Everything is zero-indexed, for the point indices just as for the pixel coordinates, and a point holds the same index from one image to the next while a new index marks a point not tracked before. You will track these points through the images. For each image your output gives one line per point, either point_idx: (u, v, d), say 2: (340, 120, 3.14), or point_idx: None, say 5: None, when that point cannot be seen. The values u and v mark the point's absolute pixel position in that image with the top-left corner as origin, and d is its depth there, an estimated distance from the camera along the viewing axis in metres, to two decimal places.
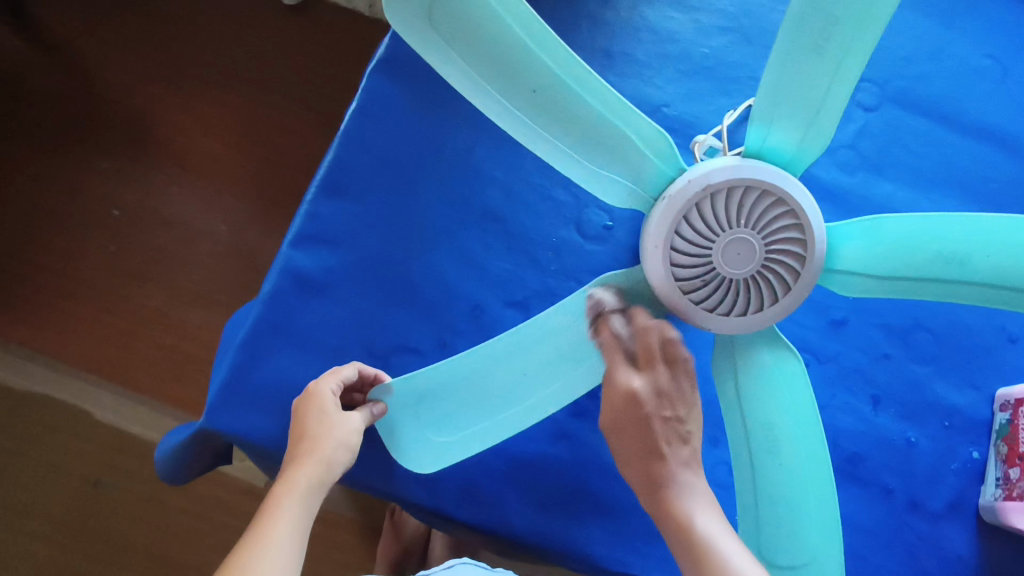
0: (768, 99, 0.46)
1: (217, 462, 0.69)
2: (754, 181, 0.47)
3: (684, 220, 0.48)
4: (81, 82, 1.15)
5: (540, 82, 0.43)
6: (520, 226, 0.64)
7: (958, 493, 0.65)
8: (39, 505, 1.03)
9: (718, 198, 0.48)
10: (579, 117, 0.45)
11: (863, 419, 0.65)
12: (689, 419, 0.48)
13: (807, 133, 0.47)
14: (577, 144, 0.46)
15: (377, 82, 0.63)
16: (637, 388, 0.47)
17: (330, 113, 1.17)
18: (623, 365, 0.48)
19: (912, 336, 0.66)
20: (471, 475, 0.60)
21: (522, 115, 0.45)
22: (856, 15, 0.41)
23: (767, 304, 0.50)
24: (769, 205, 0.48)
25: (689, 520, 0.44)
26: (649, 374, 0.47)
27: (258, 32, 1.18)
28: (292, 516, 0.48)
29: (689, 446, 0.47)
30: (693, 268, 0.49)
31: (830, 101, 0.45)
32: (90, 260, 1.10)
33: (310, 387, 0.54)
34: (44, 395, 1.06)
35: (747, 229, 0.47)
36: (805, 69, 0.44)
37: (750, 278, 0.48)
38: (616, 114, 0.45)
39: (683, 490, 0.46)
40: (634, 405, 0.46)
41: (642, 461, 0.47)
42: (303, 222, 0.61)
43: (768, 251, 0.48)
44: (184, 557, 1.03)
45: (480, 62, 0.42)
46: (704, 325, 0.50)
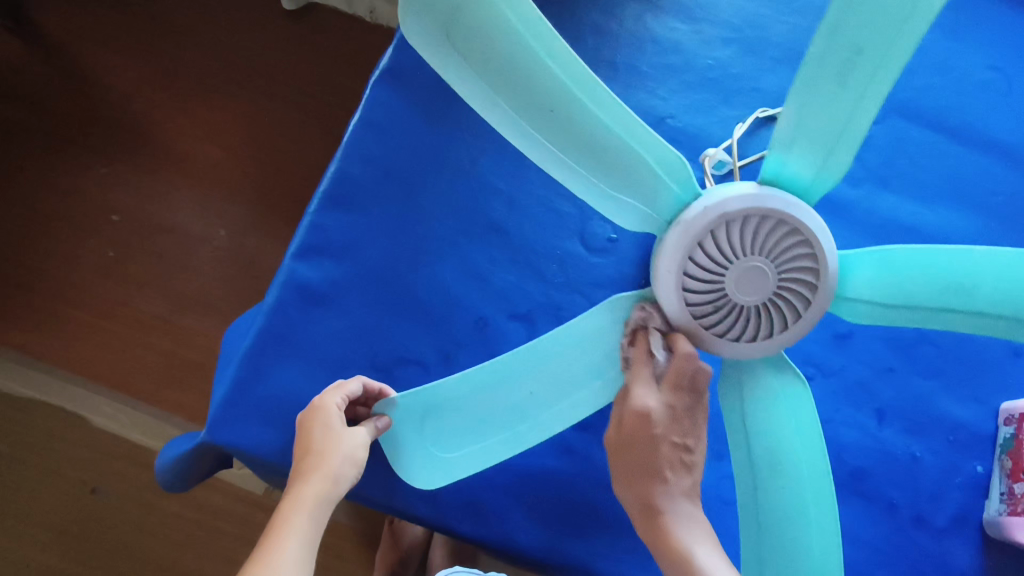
0: (788, 128, 0.46)
1: (216, 469, 0.69)
2: (770, 210, 0.46)
3: (698, 246, 0.48)
4: (80, 87, 1.14)
5: (558, 103, 0.43)
6: (524, 238, 0.64)
7: (963, 508, 0.65)
8: (36, 513, 1.03)
9: (734, 226, 0.47)
10: (595, 138, 0.45)
11: (868, 433, 0.65)
12: (695, 449, 0.50)
13: (826, 161, 0.47)
14: (592, 165, 0.46)
15: (382, 93, 0.62)
16: (654, 410, 0.48)
17: (331, 118, 1.16)
18: (646, 385, 0.49)
19: (917, 350, 0.66)
20: (474, 491, 0.59)
21: (538, 135, 0.45)
22: (879, 46, 0.41)
23: (777, 331, 0.49)
24: (785, 234, 0.47)
25: (686, 549, 0.47)
26: (667, 397, 0.49)
27: (258, 37, 1.18)
28: (300, 533, 0.48)
29: (689, 475, 0.50)
30: (705, 293, 0.48)
31: (849, 131, 0.45)
32: (88, 265, 1.09)
33: (314, 403, 0.54)
34: (42, 402, 1.05)
35: (762, 257, 0.47)
36: (826, 101, 0.44)
37: (762, 305, 0.48)
38: (634, 138, 0.45)
39: (680, 517, 0.48)
40: (646, 426, 0.48)
41: (644, 481, 0.49)
42: (306, 233, 0.60)
43: (782, 279, 0.47)
44: (182, 566, 1.03)
45: (498, 81, 0.42)
46: (713, 349, 0.50)
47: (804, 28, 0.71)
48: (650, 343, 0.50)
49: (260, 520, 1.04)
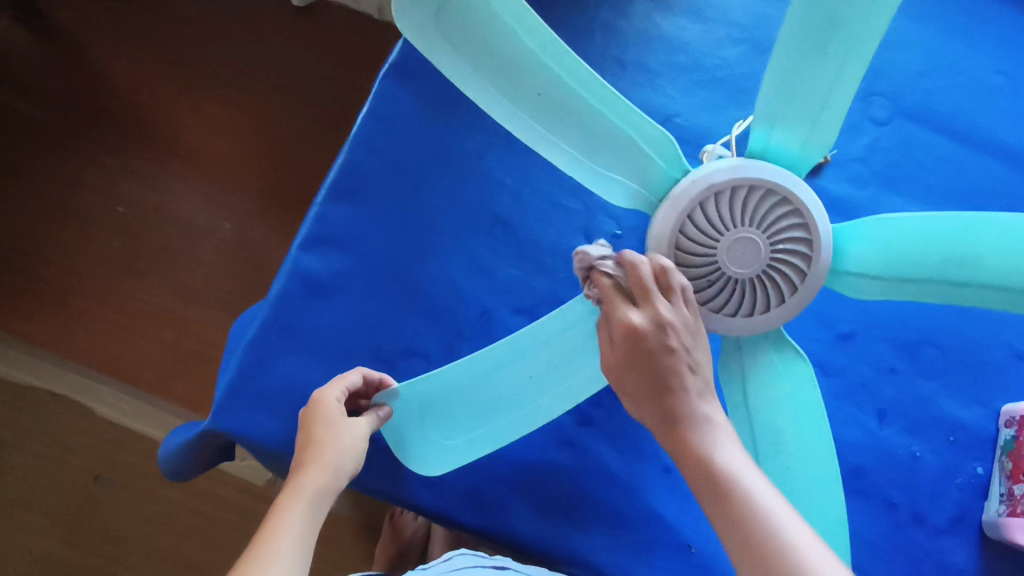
0: (771, 99, 0.46)
1: (220, 459, 0.69)
2: (757, 180, 0.47)
3: (688, 220, 0.48)
4: (89, 77, 1.15)
5: (544, 86, 0.43)
6: (529, 232, 0.64)
7: (961, 509, 0.65)
8: (38, 500, 1.03)
9: (722, 197, 0.47)
10: (585, 122, 0.45)
11: (869, 432, 0.65)
12: (697, 349, 0.44)
13: (811, 135, 0.47)
14: (583, 149, 0.47)
15: (389, 86, 0.63)
16: (637, 324, 0.43)
17: (338, 113, 1.17)
18: (619, 303, 0.44)
19: (918, 351, 0.67)
20: (476, 481, 0.60)
21: (527, 123, 0.45)
22: (859, 16, 0.41)
23: (773, 305, 0.49)
24: (774, 204, 0.47)
25: (721, 462, 0.41)
26: (649, 307, 0.43)
27: (267, 31, 1.18)
28: (297, 524, 0.47)
29: (702, 378, 0.44)
30: (697, 267, 0.48)
31: (832, 104, 0.46)
32: (95, 254, 1.10)
33: (314, 396, 0.54)
34: (46, 390, 1.05)
35: (752, 228, 0.47)
36: (806, 68, 0.44)
37: (756, 278, 0.48)
38: (623, 120, 0.45)
39: (705, 429, 0.43)
40: (635, 344, 0.42)
41: (657, 402, 0.43)
42: (312, 224, 0.61)
43: (774, 249, 0.47)
44: (183, 555, 1.03)
45: (485, 66, 0.42)
46: (711, 327, 0.50)
47: None
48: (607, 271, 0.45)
49: (261, 511, 1.05)
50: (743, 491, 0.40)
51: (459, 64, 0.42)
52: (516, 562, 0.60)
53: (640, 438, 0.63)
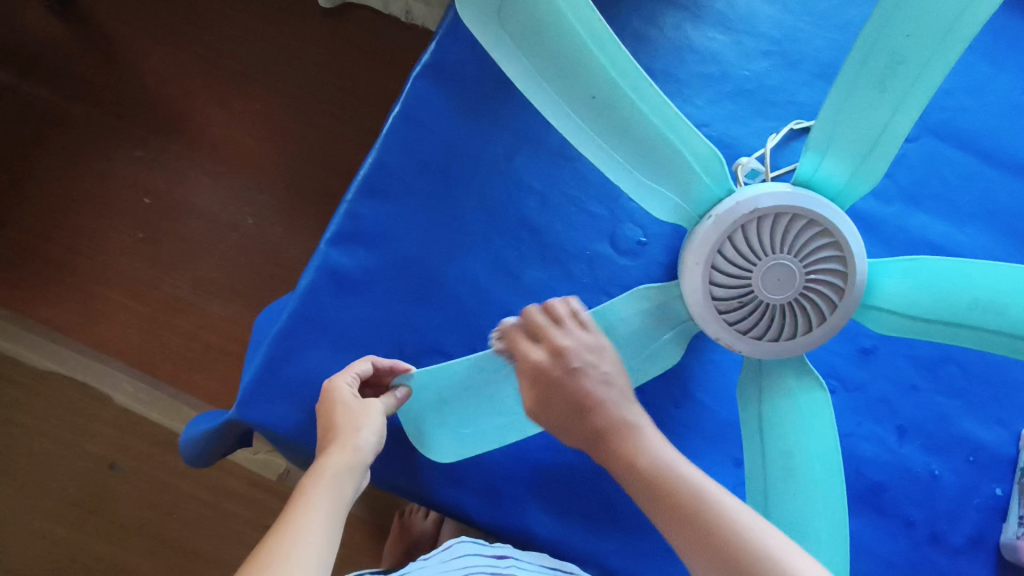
0: (827, 130, 0.48)
1: (238, 446, 0.69)
2: (802, 211, 0.48)
3: (728, 240, 0.50)
4: (119, 70, 1.16)
5: (598, 89, 0.45)
6: (556, 236, 0.64)
7: (979, 529, 0.65)
8: (53, 485, 1.04)
9: (763, 222, 0.49)
10: (635, 127, 0.47)
11: (889, 449, 0.65)
12: (601, 361, 0.50)
13: (859, 168, 0.49)
14: (632, 154, 0.48)
15: (422, 86, 0.64)
16: (538, 359, 0.49)
17: (362, 113, 1.18)
18: (520, 343, 0.50)
19: (940, 369, 0.66)
20: (493, 479, 0.60)
21: (581, 122, 0.47)
22: (921, 57, 0.43)
23: (800, 333, 0.50)
24: (812, 235, 0.49)
25: (638, 460, 0.48)
26: (545, 341, 0.50)
27: (296, 30, 1.19)
28: (322, 509, 0.48)
29: (614, 386, 0.50)
30: (731, 287, 0.50)
31: (884, 141, 0.48)
32: (118, 244, 1.11)
33: (327, 386, 0.54)
34: (65, 376, 1.06)
35: (788, 255, 0.48)
36: (864, 106, 0.46)
37: (788, 305, 0.49)
38: (669, 126, 0.47)
39: (626, 432, 0.49)
40: (542, 376, 0.49)
41: (581, 420, 0.49)
42: (342, 221, 0.61)
43: (808, 279, 0.49)
44: (193, 546, 1.04)
45: (543, 63, 0.44)
46: (735, 346, 0.52)
47: (842, 45, 0.71)
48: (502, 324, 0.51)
49: (273, 505, 1.05)
50: (672, 486, 0.46)
51: (518, 59, 0.44)
52: (519, 552, 0.58)
53: None
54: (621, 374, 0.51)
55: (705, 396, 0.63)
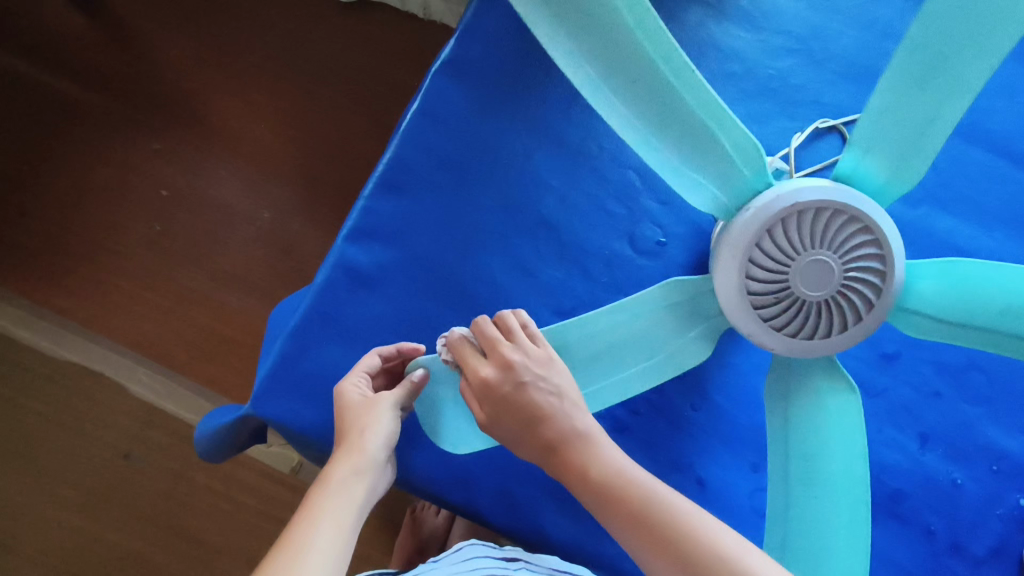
0: (871, 126, 0.47)
1: (253, 442, 0.70)
2: (843, 206, 0.47)
3: (767, 234, 0.49)
4: (139, 63, 1.17)
5: (639, 73, 0.44)
6: (573, 235, 0.64)
7: (1001, 540, 0.63)
8: (69, 474, 1.05)
9: (803, 216, 0.48)
10: (675, 113, 0.46)
11: (910, 456, 0.63)
12: (551, 373, 0.47)
13: (900, 166, 0.48)
14: (673, 141, 0.47)
15: (441, 81, 0.63)
16: (488, 375, 0.47)
17: (380, 107, 1.18)
18: (470, 360, 0.48)
19: (965, 375, 0.65)
20: (507, 479, 0.59)
21: (622, 110, 0.46)
22: (966, 50, 0.43)
23: (835, 332, 0.50)
24: (853, 232, 0.48)
25: (585, 474, 0.47)
26: (496, 356, 0.48)
27: (315, 25, 1.20)
28: (341, 511, 0.49)
29: (563, 399, 0.47)
30: (768, 282, 0.49)
31: (927, 138, 0.46)
32: (136, 235, 1.12)
33: (338, 389, 0.54)
34: (83, 366, 1.07)
35: (827, 250, 0.47)
36: (911, 102, 0.45)
37: (824, 302, 0.49)
38: (709, 113, 0.46)
39: (578, 447, 0.48)
40: (492, 393, 0.47)
41: (531, 435, 0.48)
42: (359, 217, 0.61)
43: (847, 276, 0.48)
44: (206, 538, 1.04)
45: (586, 43, 0.43)
46: (767, 343, 0.50)
47: (869, 43, 0.70)
48: (449, 336, 0.50)
49: (286, 498, 1.06)
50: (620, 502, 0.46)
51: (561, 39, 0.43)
52: (527, 554, 0.60)
53: (675, 450, 0.61)
54: (573, 386, 0.48)
55: (722, 399, 0.62)
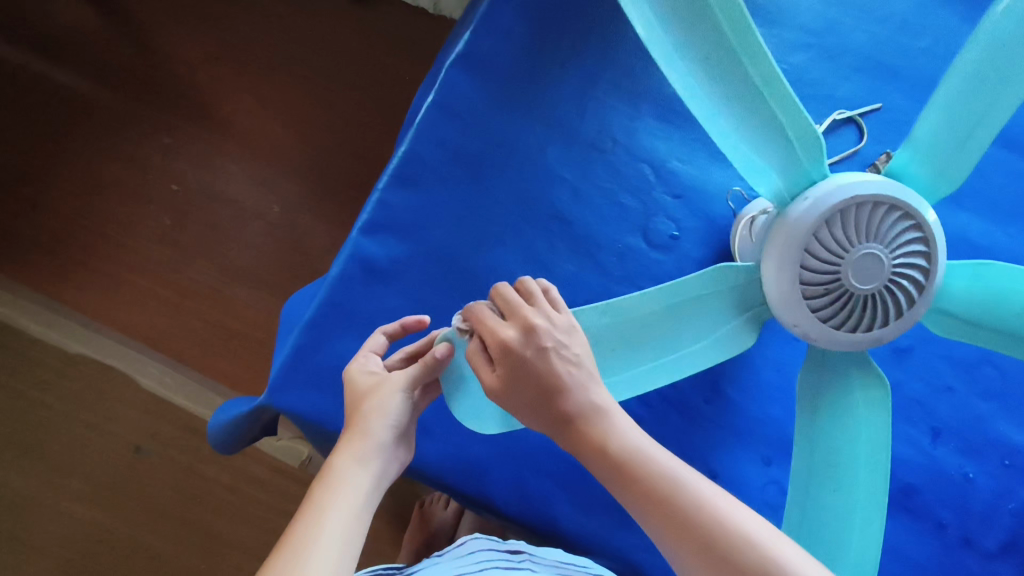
0: (925, 128, 0.48)
1: (265, 434, 0.70)
2: (899, 202, 0.46)
3: (825, 225, 0.46)
4: (150, 58, 1.17)
5: (713, 49, 0.42)
6: (587, 228, 0.64)
7: (1013, 534, 0.64)
8: (78, 467, 1.05)
9: (860, 208, 0.46)
10: (745, 94, 0.44)
11: (922, 450, 0.64)
12: (572, 342, 0.46)
13: (945, 170, 0.49)
14: (743, 123, 0.45)
15: (455, 75, 0.64)
16: (510, 336, 0.45)
17: (389, 103, 1.18)
18: (489, 321, 0.46)
19: (977, 370, 0.65)
20: (521, 473, 0.60)
21: (695, 89, 0.43)
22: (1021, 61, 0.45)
23: (876, 327, 0.48)
24: (904, 227, 0.46)
25: (604, 444, 0.46)
26: (518, 318, 0.46)
27: (325, 21, 1.20)
28: (348, 505, 0.48)
29: (581, 369, 0.46)
30: (818, 271, 0.47)
31: (973, 143, 0.47)
32: (147, 229, 1.12)
33: (348, 370, 0.54)
34: (93, 359, 1.07)
35: (879, 244, 0.46)
36: (969, 102, 0.46)
37: (871, 296, 0.47)
38: (775, 97, 0.44)
39: (596, 419, 0.46)
40: (512, 355, 0.45)
41: (548, 403, 0.46)
42: (373, 210, 0.61)
43: (895, 271, 0.46)
44: (216, 530, 1.05)
45: (661, 16, 0.41)
46: (810, 334, 0.48)
47: (882, 39, 0.70)
48: (467, 300, 0.49)
49: (295, 491, 1.06)
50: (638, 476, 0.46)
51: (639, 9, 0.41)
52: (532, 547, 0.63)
53: (688, 444, 0.61)
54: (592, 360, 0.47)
55: (734, 393, 0.63)
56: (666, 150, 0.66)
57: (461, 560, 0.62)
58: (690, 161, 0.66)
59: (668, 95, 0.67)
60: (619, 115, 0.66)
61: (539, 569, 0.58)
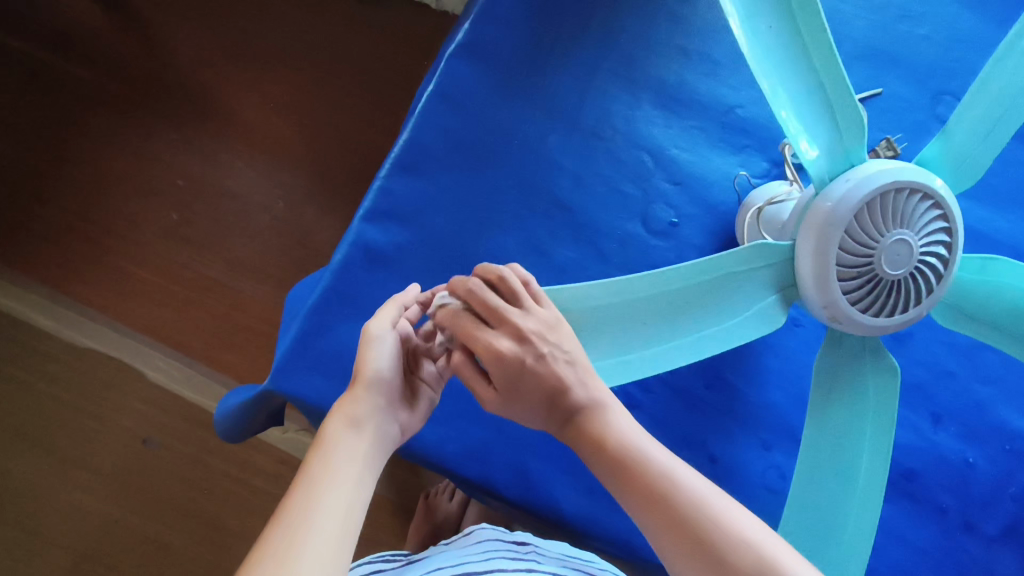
0: (960, 119, 0.48)
1: (270, 422, 0.71)
2: (931, 190, 0.46)
3: (864, 209, 0.45)
4: (156, 54, 1.19)
5: (777, 19, 0.43)
6: (588, 216, 0.64)
7: (1014, 519, 0.64)
8: (86, 459, 1.06)
9: (897, 194, 0.46)
10: (799, 65, 0.44)
11: (923, 436, 0.64)
12: (565, 340, 0.47)
13: (971, 161, 0.49)
14: (796, 97, 0.45)
15: (456, 64, 0.64)
16: (505, 348, 0.46)
17: (392, 98, 1.20)
18: (478, 335, 0.47)
19: (977, 356, 0.65)
20: (523, 457, 0.60)
21: (756, 56, 0.43)
22: None
23: (899, 313, 0.48)
24: (934, 216, 0.46)
25: (604, 435, 0.48)
26: (505, 325, 0.47)
27: (328, 17, 1.22)
28: (347, 479, 0.46)
29: (576, 366, 0.47)
30: (851, 255, 0.46)
31: (996, 135, 0.48)
32: (154, 224, 1.14)
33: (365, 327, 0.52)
34: (101, 353, 1.09)
35: (911, 231, 0.46)
36: (1000, 96, 0.47)
37: (898, 282, 0.47)
38: (827, 74, 0.44)
39: (593, 410, 0.48)
40: (511, 366, 0.46)
41: (549, 402, 0.48)
42: (376, 197, 0.62)
43: (922, 259, 0.46)
44: (222, 522, 1.05)
45: None
46: (837, 316, 0.48)
47: (882, 26, 0.70)
48: (450, 309, 0.48)
49: None
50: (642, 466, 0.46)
51: None
52: (537, 541, 0.64)
53: (689, 429, 0.62)
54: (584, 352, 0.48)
55: (735, 379, 0.63)
56: (665, 139, 0.67)
57: (466, 547, 0.62)
58: (689, 149, 0.67)
59: (667, 85, 0.68)
60: (619, 103, 0.66)
61: (545, 562, 0.60)
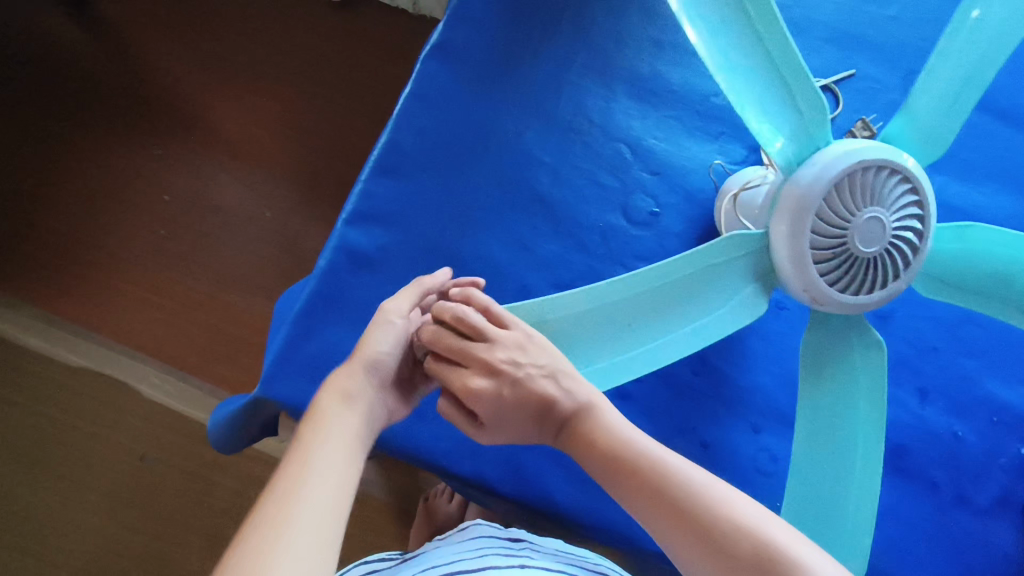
0: (921, 92, 0.49)
1: (263, 433, 0.71)
2: (899, 166, 0.46)
3: (833, 189, 0.46)
4: (137, 71, 1.19)
5: (730, 12, 0.43)
6: (568, 209, 0.65)
7: (1005, 490, 0.64)
8: (83, 478, 1.06)
9: (866, 172, 0.46)
10: (755, 54, 0.44)
11: (911, 411, 0.64)
12: (539, 356, 0.48)
13: (936, 132, 0.49)
14: (755, 85, 0.45)
15: (432, 67, 0.65)
16: (481, 386, 0.47)
17: (374, 103, 1.20)
18: (452, 378, 0.48)
19: (959, 330, 0.66)
20: (514, 451, 0.61)
21: (712, 49, 0.44)
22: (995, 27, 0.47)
23: (877, 290, 0.48)
24: (904, 191, 0.47)
25: (596, 440, 0.49)
26: (475, 363, 0.48)
27: (307, 27, 1.22)
28: (334, 467, 0.45)
29: (558, 376, 0.48)
30: (825, 236, 0.47)
31: (959, 104, 0.48)
32: (142, 240, 1.14)
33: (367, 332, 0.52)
34: (94, 371, 1.08)
35: (883, 208, 0.46)
36: (956, 66, 0.48)
37: (873, 259, 0.47)
38: (784, 61, 0.45)
39: (584, 417, 0.49)
40: (492, 399, 0.48)
41: (543, 416, 0.49)
42: (358, 200, 0.62)
43: (896, 234, 0.47)
44: (223, 535, 1.05)
45: None
46: (816, 298, 0.48)
47: (850, 9, 0.71)
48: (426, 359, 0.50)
49: None
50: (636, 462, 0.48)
51: None
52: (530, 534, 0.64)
53: (679, 416, 0.62)
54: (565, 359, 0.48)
55: (721, 365, 0.64)
56: (641, 130, 0.67)
57: (461, 544, 0.62)
58: (664, 138, 0.67)
59: (640, 76, 0.68)
60: (593, 96, 0.67)
61: (537, 557, 0.60)
